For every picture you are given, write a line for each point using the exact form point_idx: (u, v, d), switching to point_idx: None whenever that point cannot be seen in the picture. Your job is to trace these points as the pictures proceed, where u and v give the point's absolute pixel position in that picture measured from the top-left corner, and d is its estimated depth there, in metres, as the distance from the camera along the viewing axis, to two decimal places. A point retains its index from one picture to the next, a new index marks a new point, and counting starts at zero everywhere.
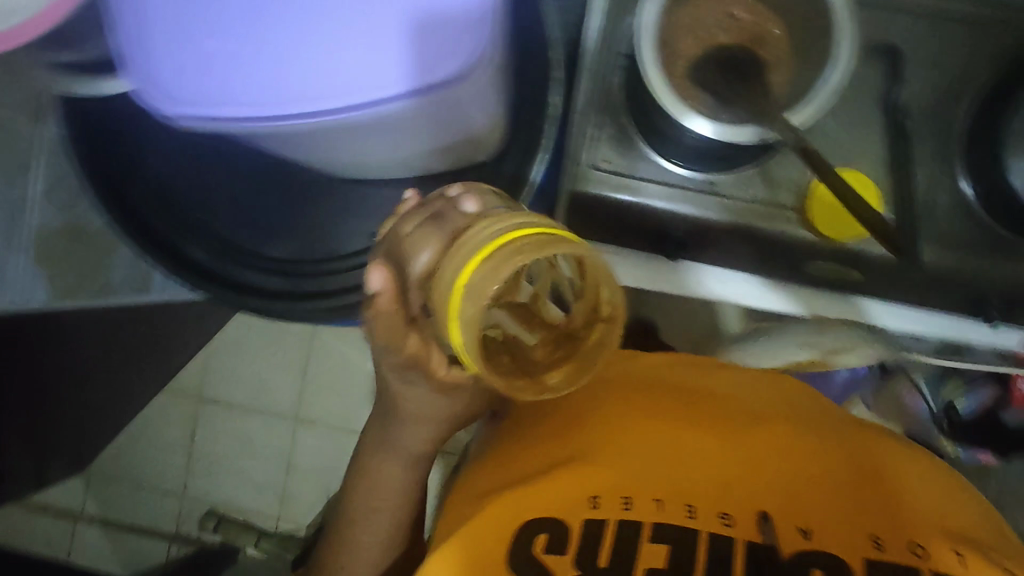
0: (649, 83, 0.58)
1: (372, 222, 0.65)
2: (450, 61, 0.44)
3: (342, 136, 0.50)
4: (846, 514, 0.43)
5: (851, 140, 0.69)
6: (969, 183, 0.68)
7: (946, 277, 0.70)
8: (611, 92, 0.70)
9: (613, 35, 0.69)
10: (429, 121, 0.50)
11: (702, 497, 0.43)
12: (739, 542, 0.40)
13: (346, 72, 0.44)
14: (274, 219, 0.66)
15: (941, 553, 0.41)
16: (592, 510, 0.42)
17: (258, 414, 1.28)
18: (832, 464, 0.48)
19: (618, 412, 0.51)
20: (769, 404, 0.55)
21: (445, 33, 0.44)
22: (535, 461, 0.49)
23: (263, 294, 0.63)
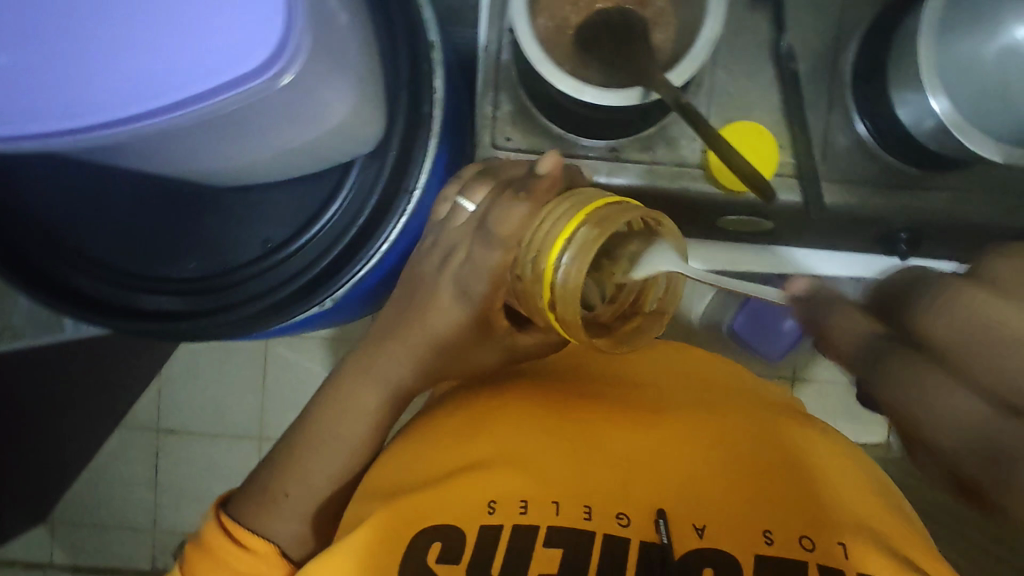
0: (528, 57, 0.59)
1: (264, 228, 0.61)
2: (261, 50, 0.39)
3: (191, 139, 0.47)
4: (743, 509, 0.47)
5: (745, 92, 0.70)
6: (863, 123, 0.69)
7: (854, 214, 0.71)
8: (503, 68, 0.69)
9: (495, 11, 0.69)
10: (275, 114, 0.46)
11: (601, 498, 0.48)
12: (631, 542, 0.46)
13: (165, 74, 0.41)
14: (169, 239, 0.63)
15: (830, 548, 0.46)
16: (489, 516, 0.48)
17: (220, 438, 1.24)
18: (744, 454, 0.51)
19: (537, 412, 0.55)
20: (683, 393, 0.59)
21: (254, 22, 0.40)
22: (451, 461, 0.53)
23: (152, 316, 0.60)
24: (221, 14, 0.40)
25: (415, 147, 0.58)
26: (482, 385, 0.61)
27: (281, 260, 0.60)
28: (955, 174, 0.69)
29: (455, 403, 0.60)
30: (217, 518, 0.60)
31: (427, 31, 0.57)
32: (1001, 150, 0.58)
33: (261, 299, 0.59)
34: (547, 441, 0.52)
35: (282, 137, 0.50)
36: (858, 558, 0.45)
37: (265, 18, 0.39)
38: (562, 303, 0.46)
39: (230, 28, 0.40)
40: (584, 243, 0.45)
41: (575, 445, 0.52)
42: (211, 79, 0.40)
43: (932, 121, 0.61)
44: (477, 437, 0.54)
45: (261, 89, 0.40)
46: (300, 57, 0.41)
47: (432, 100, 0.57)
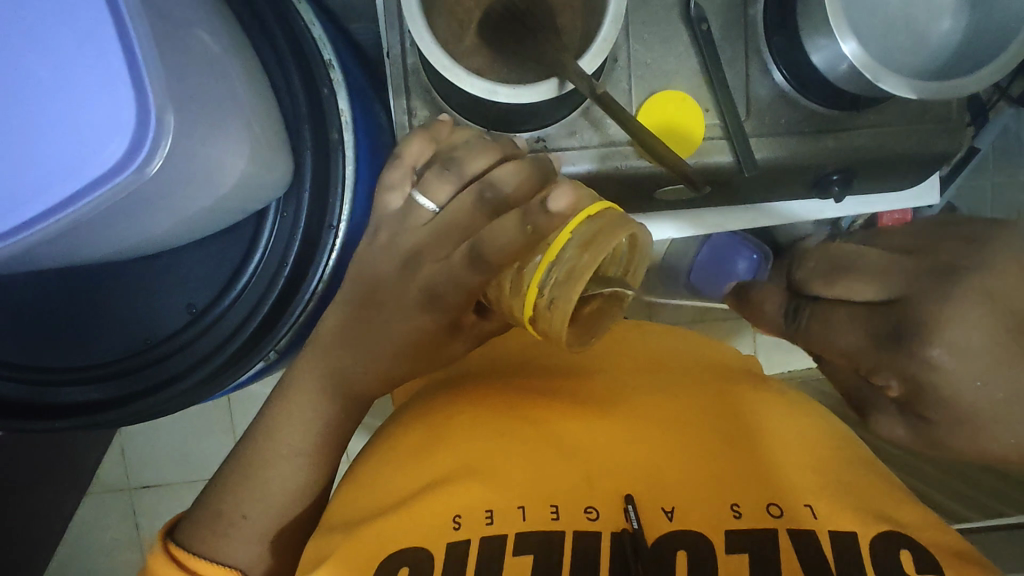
0: (433, 63, 0.55)
1: (186, 292, 0.59)
2: (120, 145, 0.38)
3: (74, 240, 0.44)
4: (708, 485, 0.46)
5: (661, 58, 0.68)
6: (779, 71, 0.68)
7: (790, 162, 0.70)
8: (410, 73, 0.65)
9: (390, 14, 0.64)
10: (156, 203, 0.45)
11: (568, 494, 0.46)
12: (603, 535, 0.44)
13: (24, 185, 0.39)
14: (87, 316, 0.59)
15: (796, 512, 0.45)
16: (454, 532, 0.45)
17: (200, 481, 1.16)
18: (704, 436, 0.51)
19: (494, 420, 0.53)
20: (642, 380, 0.59)
21: (107, 117, 0.38)
22: (412, 479, 0.49)
23: (88, 409, 0.58)
24: (68, 112, 0.38)
25: (331, 181, 0.57)
26: (437, 397, 0.58)
27: (212, 322, 0.58)
28: (876, 111, 0.69)
29: (411, 419, 0.57)
30: (165, 546, 0.55)
31: (321, 50, 0.57)
32: (914, 88, 0.57)
33: (199, 366, 0.57)
34: (509, 447, 0.50)
35: (175, 217, 0.49)
36: (826, 519, 0.44)
37: (118, 108, 0.38)
38: (545, 324, 0.46)
39: (82, 126, 0.38)
40: (577, 268, 0.44)
41: (537, 443, 0.50)
42: (73, 182, 0.38)
43: (846, 63, 0.61)
44: (432, 448, 0.51)
45: (130, 182, 0.39)
46: (165, 141, 0.40)
47: (339, 125, 0.57)
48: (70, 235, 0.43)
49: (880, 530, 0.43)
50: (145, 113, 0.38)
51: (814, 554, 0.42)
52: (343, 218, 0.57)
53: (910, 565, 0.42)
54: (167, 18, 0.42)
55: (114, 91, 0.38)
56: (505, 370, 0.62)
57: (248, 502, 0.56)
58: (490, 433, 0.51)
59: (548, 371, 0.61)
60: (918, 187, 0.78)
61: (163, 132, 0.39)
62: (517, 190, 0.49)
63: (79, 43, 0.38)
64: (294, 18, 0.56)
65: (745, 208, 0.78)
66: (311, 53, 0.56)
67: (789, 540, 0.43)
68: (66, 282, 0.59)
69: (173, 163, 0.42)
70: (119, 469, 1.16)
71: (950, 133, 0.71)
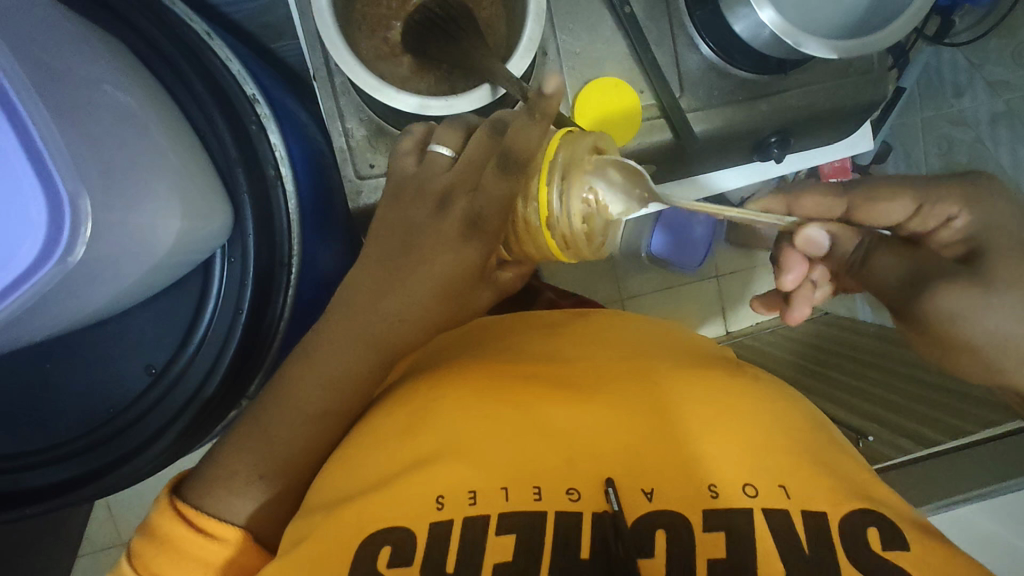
0: (359, 85, 0.55)
1: (143, 354, 0.58)
2: (36, 240, 0.38)
3: (14, 331, 0.44)
4: (682, 453, 0.42)
5: (592, 46, 0.69)
6: (705, 43, 0.69)
7: (729, 129, 0.71)
8: (342, 94, 0.64)
9: (312, 40, 0.63)
10: (89, 287, 0.44)
11: (550, 473, 0.41)
12: (584, 517, 0.39)
13: None
14: (53, 391, 0.58)
15: (771, 491, 0.40)
16: (436, 513, 0.40)
17: None
18: (696, 406, 0.45)
19: (472, 399, 0.47)
20: (621, 351, 0.54)
21: (19, 215, 0.38)
22: (388, 463, 0.43)
23: (64, 487, 0.57)
24: None
25: (274, 218, 0.56)
26: (407, 385, 0.51)
27: (175, 380, 0.57)
28: (801, 71, 0.71)
29: (386, 406, 0.50)
30: (174, 504, 0.48)
31: (243, 85, 0.55)
32: (829, 47, 0.58)
33: (170, 426, 0.56)
34: (483, 428, 0.44)
35: (117, 293, 0.48)
36: (798, 499, 0.40)
37: (29, 205, 0.38)
38: (563, 227, 0.48)
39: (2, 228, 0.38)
40: (571, 168, 0.47)
41: (518, 418, 0.45)
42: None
43: (767, 29, 0.61)
44: (409, 428, 0.45)
45: (54, 275, 0.38)
46: (82, 226, 0.39)
47: (274, 160, 0.56)
48: (10, 329, 0.43)
49: (849, 508, 0.39)
50: (58, 206, 0.38)
51: (788, 536, 0.38)
52: (296, 255, 0.58)
53: (876, 541, 0.38)
54: (75, 103, 0.42)
55: (23, 188, 0.38)
56: (473, 351, 0.55)
57: (264, 448, 0.50)
58: (470, 407, 0.46)
59: (530, 343, 0.56)
60: (851, 136, 0.79)
61: (80, 220, 0.39)
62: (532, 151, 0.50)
63: None
64: (212, 57, 0.54)
65: (687, 182, 0.74)
66: (233, 92, 0.54)
67: (764, 523, 0.38)
68: (20, 359, 0.57)
69: (97, 246, 0.41)
70: (107, 526, 1.14)
71: (874, 83, 0.73)
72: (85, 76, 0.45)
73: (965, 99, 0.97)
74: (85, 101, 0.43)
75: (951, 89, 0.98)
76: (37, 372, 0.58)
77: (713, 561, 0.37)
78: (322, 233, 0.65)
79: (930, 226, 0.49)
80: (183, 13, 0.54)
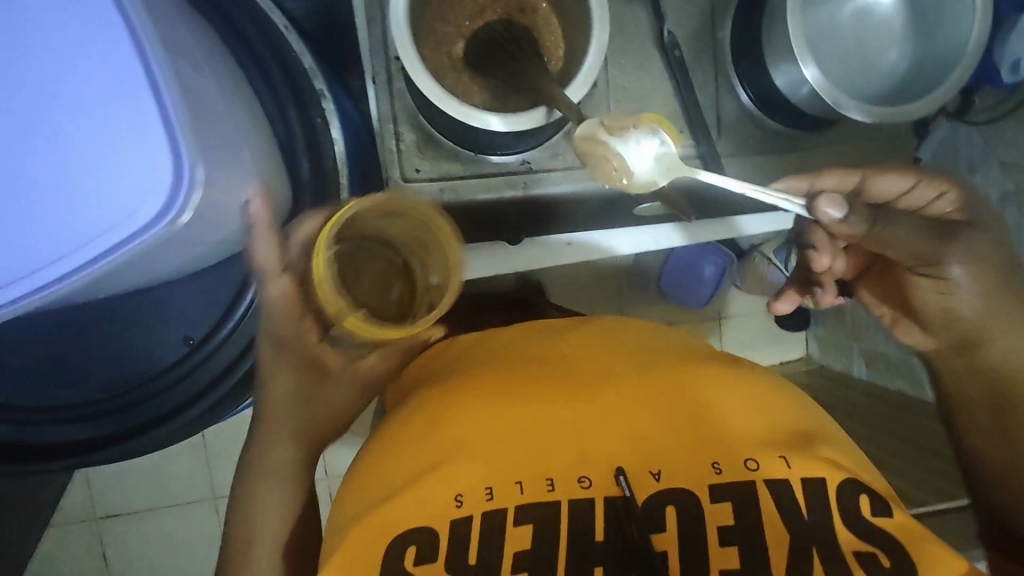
0: (425, 91, 0.57)
1: (180, 326, 0.60)
2: (150, 195, 0.36)
3: (105, 280, 0.42)
4: (685, 439, 0.45)
5: (639, 82, 0.72)
6: (746, 92, 0.72)
7: (758, 177, 0.75)
8: (399, 98, 0.67)
9: (377, 48, 0.66)
10: (183, 242, 0.42)
11: (562, 463, 0.44)
12: (596, 502, 0.42)
13: (61, 240, 0.37)
14: (92, 353, 0.60)
15: (771, 463, 0.43)
16: (457, 509, 0.42)
17: (175, 499, 1.14)
18: (698, 394, 0.47)
19: (480, 394, 0.48)
20: (627, 334, 0.56)
21: (137, 166, 0.36)
22: (407, 466, 0.46)
23: (92, 443, 0.60)
24: (102, 162, 0.36)
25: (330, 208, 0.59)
26: (420, 390, 0.54)
27: (213, 351, 0.60)
28: (833, 129, 0.74)
29: (404, 405, 0.52)
30: None
31: (312, 79, 0.58)
32: (865, 111, 0.62)
33: (206, 392, 0.60)
34: (491, 426, 0.46)
35: (188, 257, 0.48)
36: (798, 468, 0.43)
37: (150, 159, 0.36)
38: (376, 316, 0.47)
39: (118, 178, 0.36)
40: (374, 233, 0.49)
41: (528, 408, 0.47)
42: (108, 237, 0.36)
43: (808, 87, 0.65)
44: (424, 429, 0.47)
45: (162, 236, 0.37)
46: (196, 190, 0.37)
47: (334, 155, 0.59)
48: (104, 278, 0.41)
49: (843, 477, 0.43)
50: (176, 163, 0.36)
51: (789, 504, 0.42)
52: None
53: (868, 509, 0.43)
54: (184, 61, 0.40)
55: (147, 139, 0.36)
56: (478, 345, 0.57)
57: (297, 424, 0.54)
58: (482, 399, 0.48)
59: (532, 333, 0.57)
60: None
61: (194, 184, 0.37)
62: (288, 308, 0.50)
63: (119, 100, 0.36)
64: (288, 51, 0.57)
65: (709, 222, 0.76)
66: (306, 85, 0.57)
67: (766, 491, 0.42)
68: (60, 321, 0.58)
69: (203, 210, 0.39)
70: (84, 500, 1.12)
71: (897, 149, 0.77)
72: (185, 43, 0.43)
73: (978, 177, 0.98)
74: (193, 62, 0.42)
75: (965, 164, 1.01)
76: (76, 334, 0.59)
77: (723, 526, 0.41)
78: None
79: (925, 199, 0.57)
80: (267, 6, 0.57)
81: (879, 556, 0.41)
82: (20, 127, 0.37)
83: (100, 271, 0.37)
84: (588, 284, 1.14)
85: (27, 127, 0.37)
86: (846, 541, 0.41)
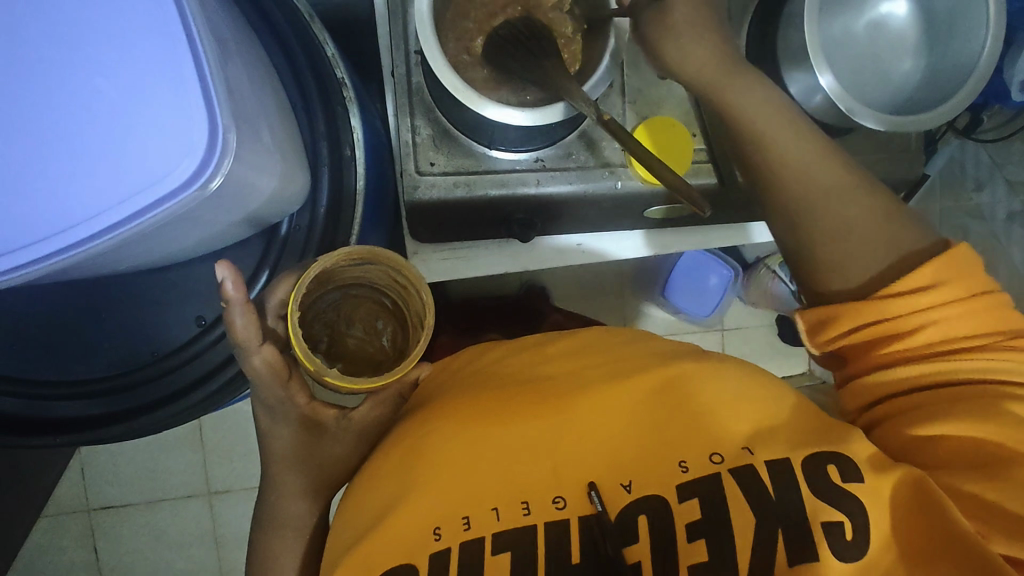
0: (449, 88, 0.58)
1: (192, 308, 0.60)
2: (182, 160, 0.36)
3: (127, 247, 0.42)
4: (656, 447, 0.45)
5: (655, 85, 0.73)
6: None
7: None
8: (416, 93, 0.67)
9: (397, 42, 0.67)
10: (206, 213, 0.43)
11: (534, 486, 0.44)
12: (571, 523, 0.42)
13: (90, 199, 0.37)
14: (103, 330, 0.60)
15: (735, 455, 0.44)
16: (434, 543, 0.43)
17: (169, 491, 1.13)
18: (670, 399, 0.47)
19: (455, 417, 0.48)
20: (610, 335, 0.56)
21: (170, 130, 0.37)
22: (387, 495, 0.46)
23: (96, 421, 0.60)
24: (135, 127, 0.37)
25: (344, 196, 0.60)
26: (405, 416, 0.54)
27: (223, 334, 0.60)
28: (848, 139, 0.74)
29: (390, 436, 0.52)
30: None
31: (335, 67, 0.59)
32: (878, 118, 0.62)
33: (213, 374, 0.60)
34: (468, 450, 0.46)
35: (206, 233, 0.49)
36: (760, 453, 0.45)
37: (185, 124, 0.37)
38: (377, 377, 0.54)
39: (150, 141, 0.37)
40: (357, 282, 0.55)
41: (503, 430, 0.46)
42: (139, 200, 0.36)
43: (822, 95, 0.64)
44: (402, 460, 0.47)
45: (192, 199, 0.37)
46: (227, 157, 0.38)
47: (351, 142, 0.60)
48: (128, 245, 0.42)
49: (808, 452, 0.45)
50: (209, 130, 0.37)
51: (755, 489, 0.43)
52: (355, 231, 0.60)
53: (835, 475, 0.44)
54: (213, 34, 0.41)
55: (181, 105, 0.37)
56: (456, 363, 0.57)
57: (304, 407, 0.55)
58: (456, 422, 0.48)
59: (509, 347, 0.57)
60: None
61: (224, 152, 0.37)
62: (273, 374, 0.53)
63: (155, 66, 0.37)
64: (311, 39, 0.58)
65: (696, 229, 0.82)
66: (328, 73, 0.58)
67: (732, 481, 0.43)
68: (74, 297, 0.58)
69: (230, 177, 0.40)
70: (78, 488, 1.12)
71: (910, 162, 0.77)
72: (218, 19, 0.44)
73: (984, 194, 1.05)
74: (221, 38, 0.43)
75: (971, 182, 1.05)
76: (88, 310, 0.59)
77: (689, 523, 0.42)
78: (375, 219, 0.68)
79: None
80: None
81: (846, 528, 0.43)
82: (55, 91, 0.37)
83: (128, 233, 0.37)
84: (593, 289, 1.14)
85: (66, 88, 0.37)
86: (816, 513, 0.43)
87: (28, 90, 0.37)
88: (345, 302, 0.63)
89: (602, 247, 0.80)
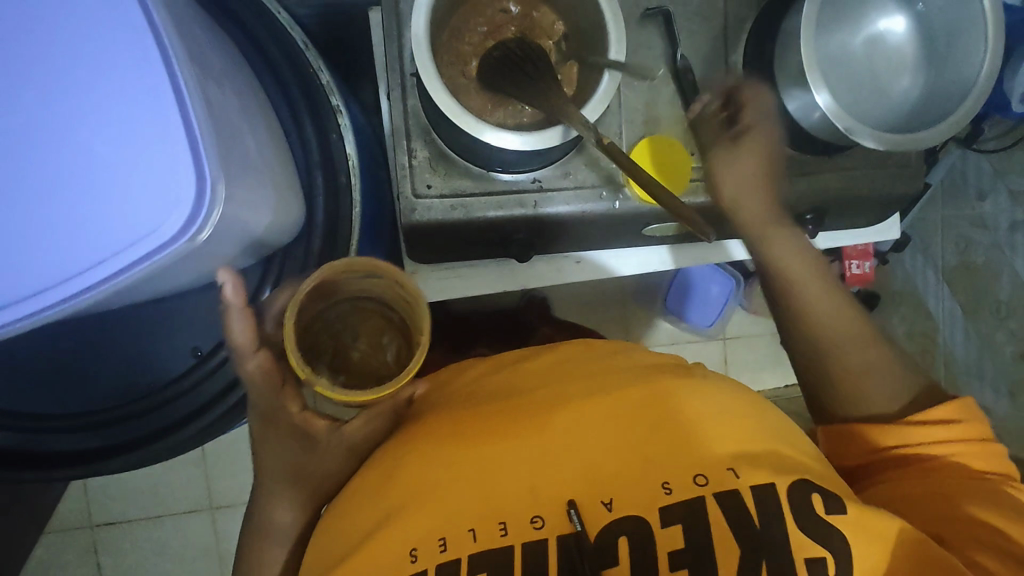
0: (446, 110, 0.58)
1: (189, 335, 0.60)
2: (172, 211, 0.36)
3: (124, 291, 0.42)
4: (637, 467, 0.44)
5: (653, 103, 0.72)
6: None
7: None
8: (412, 114, 0.67)
9: (392, 64, 0.67)
10: (201, 254, 0.43)
11: (511, 506, 0.43)
12: (549, 543, 0.42)
13: (89, 252, 0.37)
14: (101, 358, 0.60)
15: (719, 477, 0.44)
16: (410, 565, 0.43)
17: (172, 507, 1.13)
18: (653, 418, 0.46)
19: (436, 435, 0.48)
20: (600, 347, 0.55)
21: (160, 181, 0.37)
22: (368, 517, 0.46)
23: (99, 451, 0.61)
24: (127, 176, 0.37)
25: (341, 222, 0.60)
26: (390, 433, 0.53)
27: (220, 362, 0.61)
28: (848, 154, 0.73)
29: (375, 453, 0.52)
30: None
31: (330, 95, 0.59)
32: (878, 137, 0.61)
33: (212, 404, 0.61)
34: (447, 469, 0.45)
35: (203, 268, 0.49)
36: (745, 477, 0.44)
37: (176, 175, 0.37)
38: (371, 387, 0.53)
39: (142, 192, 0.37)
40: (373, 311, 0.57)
41: (483, 446, 0.46)
42: (133, 252, 0.36)
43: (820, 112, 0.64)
44: (382, 478, 0.47)
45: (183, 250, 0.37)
46: (217, 206, 0.38)
47: (346, 168, 0.60)
48: (123, 290, 0.42)
49: (796, 479, 0.44)
50: (199, 181, 0.37)
51: (741, 520, 0.43)
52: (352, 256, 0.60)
53: (820, 505, 0.44)
54: (204, 74, 0.41)
55: (171, 155, 0.37)
56: (442, 381, 0.57)
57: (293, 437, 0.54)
58: (437, 439, 0.47)
59: (497, 360, 0.56)
60: (879, 225, 0.84)
61: (213, 202, 0.37)
62: (266, 382, 0.53)
63: (146, 116, 0.37)
64: (305, 66, 0.58)
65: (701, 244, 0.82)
66: (322, 100, 0.58)
67: (715, 505, 0.43)
68: (71, 326, 0.58)
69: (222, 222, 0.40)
70: (82, 504, 1.11)
71: (911, 176, 0.76)
72: (210, 54, 0.44)
73: (987, 204, 1.04)
74: (213, 75, 0.43)
75: (974, 193, 1.05)
76: (86, 339, 0.59)
77: (672, 550, 0.42)
78: (372, 241, 0.67)
79: None
80: (287, 21, 0.58)
81: (829, 561, 0.43)
82: (48, 137, 0.37)
83: (122, 283, 0.37)
84: (595, 301, 1.13)
85: (59, 134, 0.37)
86: (799, 548, 0.42)
87: (24, 141, 0.37)
88: (354, 314, 0.62)
89: (606, 261, 0.81)
